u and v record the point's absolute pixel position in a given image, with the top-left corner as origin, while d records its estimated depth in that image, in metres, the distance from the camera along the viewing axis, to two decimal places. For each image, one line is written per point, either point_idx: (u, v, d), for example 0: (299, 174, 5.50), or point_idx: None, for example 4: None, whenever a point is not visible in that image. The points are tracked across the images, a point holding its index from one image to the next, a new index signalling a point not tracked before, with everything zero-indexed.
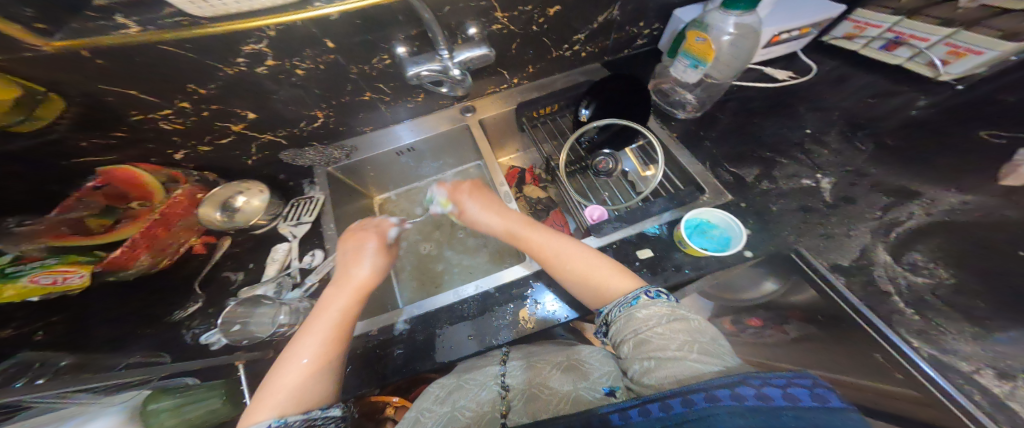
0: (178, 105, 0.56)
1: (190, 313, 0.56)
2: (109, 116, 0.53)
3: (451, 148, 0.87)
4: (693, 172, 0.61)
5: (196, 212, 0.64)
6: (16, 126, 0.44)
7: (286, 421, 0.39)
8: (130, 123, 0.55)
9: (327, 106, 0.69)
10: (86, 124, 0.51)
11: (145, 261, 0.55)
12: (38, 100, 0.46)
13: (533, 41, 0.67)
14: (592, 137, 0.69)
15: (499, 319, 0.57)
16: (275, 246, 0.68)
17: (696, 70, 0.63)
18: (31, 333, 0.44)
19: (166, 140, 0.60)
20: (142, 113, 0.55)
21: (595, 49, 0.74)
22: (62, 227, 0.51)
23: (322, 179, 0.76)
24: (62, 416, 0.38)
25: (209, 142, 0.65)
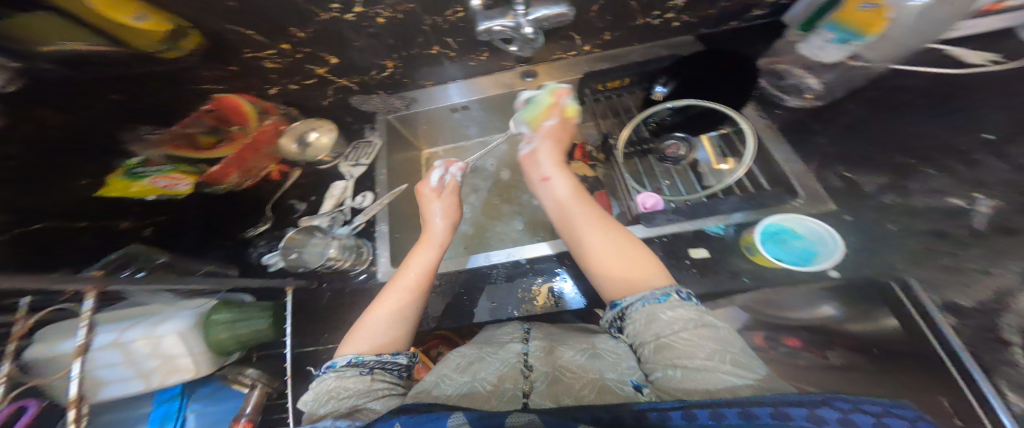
0: (280, 46, 0.59)
1: (261, 232, 0.66)
2: (226, 50, 0.56)
3: (504, 111, 0.84)
4: (790, 172, 0.53)
5: (277, 141, 0.71)
6: (161, 55, 0.49)
7: (363, 360, 0.44)
8: (240, 58, 0.59)
9: (396, 56, 0.69)
10: (208, 56, 0.55)
11: (233, 179, 0.64)
12: (177, 36, 0.50)
13: (619, 5, 0.59)
14: (663, 118, 0.63)
15: (520, 291, 0.63)
16: (333, 183, 0.75)
17: (843, 45, 0.50)
18: (145, 227, 0.52)
19: (263, 76, 0.64)
20: (251, 52, 0.58)
21: (692, 19, 0.63)
22: (179, 141, 0.56)
23: (381, 127, 0.80)
24: (146, 318, 0.45)
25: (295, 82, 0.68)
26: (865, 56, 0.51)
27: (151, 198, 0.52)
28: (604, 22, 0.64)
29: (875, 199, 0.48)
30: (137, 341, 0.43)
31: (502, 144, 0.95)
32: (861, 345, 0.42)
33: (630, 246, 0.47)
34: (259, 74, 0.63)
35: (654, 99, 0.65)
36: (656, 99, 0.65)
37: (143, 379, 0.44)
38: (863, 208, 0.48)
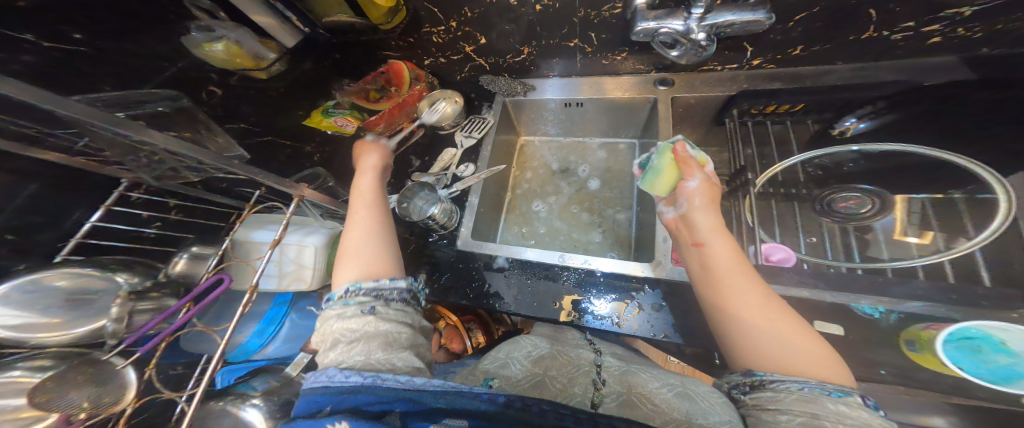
0: (448, 23, 0.69)
1: None
2: (412, 25, 0.71)
3: (621, 115, 0.81)
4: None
5: (418, 105, 0.78)
6: (383, 24, 0.70)
7: (360, 289, 0.41)
8: (419, 33, 0.73)
9: (535, 44, 0.72)
10: (402, 32, 0.73)
11: (379, 130, 0.76)
12: (397, 11, 0.68)
13: (840, 11, 0.50)
14: (843, 163, 0.53)
15: (593, 301, 0.59)
16: (445, 149, 0.81)
17: None
18: (314, 153, 0.72)
19: (426, 48, 0.76)
20: (428, 27, 0.71)
21: (939, 41, 0.51)
22: (359, 93, 0.76)
23: (497, 107, 0.83)
24: (301, 229, 0.57)
25: (446, 56, 0.78)
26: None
27: (331, 131, 0.74)
28: (796, 33, 0.56)
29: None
30: (291, 245, 0.55)
31: (598, 150, 0.93)
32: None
33: (806, 333, 0.33)
34: (426, 47, 0.75)
35: (839, 134, 0.56)
36: (841, 134, 0.56)
37: (279, 279, 0.55)
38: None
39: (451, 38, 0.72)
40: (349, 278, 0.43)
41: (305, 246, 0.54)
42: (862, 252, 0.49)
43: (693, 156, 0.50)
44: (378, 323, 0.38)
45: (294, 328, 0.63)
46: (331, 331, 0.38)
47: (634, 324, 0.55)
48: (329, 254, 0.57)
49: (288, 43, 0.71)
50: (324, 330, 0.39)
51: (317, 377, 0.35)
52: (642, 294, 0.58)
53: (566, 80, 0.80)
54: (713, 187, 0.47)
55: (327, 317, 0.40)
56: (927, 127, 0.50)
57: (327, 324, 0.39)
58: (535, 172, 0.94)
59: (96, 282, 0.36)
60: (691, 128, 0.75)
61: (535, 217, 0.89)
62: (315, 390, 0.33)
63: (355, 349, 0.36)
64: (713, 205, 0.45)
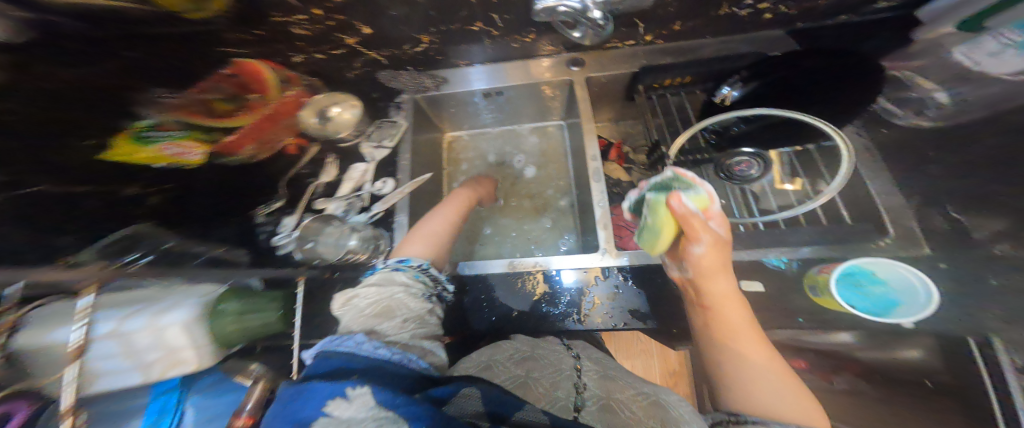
0: (310, 11, 0.55)
1: (274, 209, 0.61)
2: (253, 11, 0.53)
3: (543, 100, 0.79)
4: (884, 207, 0.46)
5: (298, 114, 0.66)
6: (188, 14, 0.49)
7: (429, 269, 0.55)
8: (269, 22, 0.56)
9: (434, 31, 0.63)
10: (236, 19, 0.53)
11: (247, 151, 0.59)
12: None
13: None
14: (729, 127, 0.56)
15: (546, 303, 0.57)
16: (353, 165, 0.70)
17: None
18: (150, 195, 0.45)
19: (291, 42, 0.60)
20: (280, 15, 0.55)
21: (783, 13, 0.57)
22: (195, 106, 0.53)
23: (408, 106, 0.74)
24: (146, 305, 0.35)
25: (321, 50, 0.64)
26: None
27: (161, 165, 0.48)
28: (674, 8, 0.58)
29: (988, 249, 0.37)
30: (138, 332, 0.33)
31: (529, 136, 0.89)
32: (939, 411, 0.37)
33: (814, 408, 0.33)
34: (290, 40, 0.60)
35: (720, 103, 0.59)
36: (722, 103, 0.59)
37: (141, 371, 0.35)
38: (964, 258, 0.39)
39: (324, 28, 0.59)
40: (415, 252, 0.58)
41: (165, 329, 0.35)
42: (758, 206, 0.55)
43: (694, 209, 0.39)
44: (427, 311, 0.49)
45: (198, 417, 0.41)
46: (395, 302, 0.47)
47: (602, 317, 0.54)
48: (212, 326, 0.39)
49: None
50: (386, 296, 0.48)
51: (338, 341, 0.39)
52: (599, 283, 0.56)
53: (488, 66, 0.73)
54: (726, 248, 0.41)
55: (396, 283, 0.51)
56: (805, 84, 0.54)
57: (392, 295, 0.48)
58: (468, 168, 0.88)
59: None
60: (607, 107, 0.78)
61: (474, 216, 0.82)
62: (336, 353, 0.36)
63: (406, 325, 0.45)
64: (723, 267, 0.41)
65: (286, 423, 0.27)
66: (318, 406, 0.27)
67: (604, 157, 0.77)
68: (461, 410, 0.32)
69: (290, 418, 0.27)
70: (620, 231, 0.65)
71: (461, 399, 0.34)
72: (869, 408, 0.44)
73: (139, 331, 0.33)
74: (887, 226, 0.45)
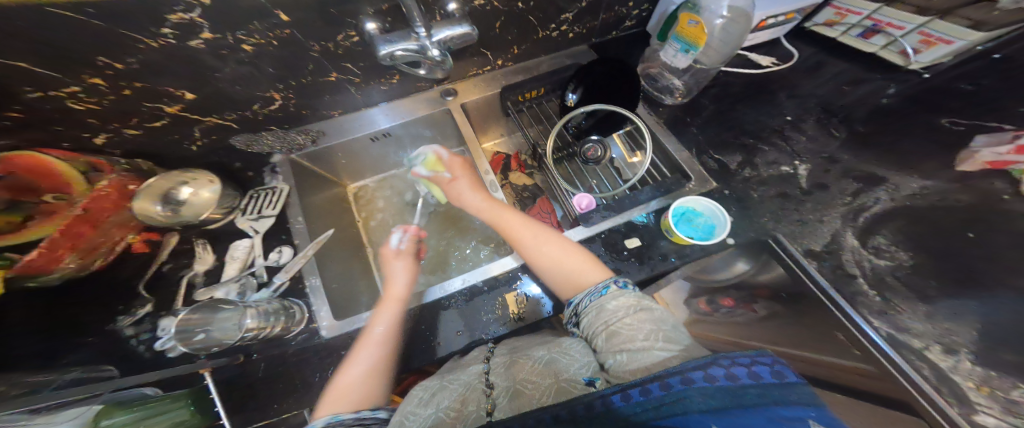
0: (87, 82, 0.47)
1: (141, 317, 0.53)
2: None
3: (433, 132, 0.83)
4: (680, 159, 0.62)
5: (130, 206, 0.56)
6: None
7: (341, 419, 0.39)
8: (24, 101, 0.46)
9: (283, 87, 0.61)
10: None
11: (69, 263, 0.49)
12: None
13: (520, 21, 0.63)
14: (580, 122, 0.68)
15: (485, 313, 0.57)
16: (234, 243, 0.63)
17: (686, 54, 0.63)
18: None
19: (78, 121, 0.51)
20: (41, 90, 0.45)
21: (582, 30, 0.71)
22: None
23: (285, 167, 0.70)
24: None
25: (134, 125, 0.56)
26: (704, 60, 0.67)
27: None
28: (511, 36, 0.67)
29: (740, 174, 0.59)
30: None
31: None
32: (768, 294, 0.51)
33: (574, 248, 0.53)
34: (70, 119, 0.50)
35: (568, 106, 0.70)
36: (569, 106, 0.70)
37: None
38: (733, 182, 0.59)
39: (121, 100, 0.51)
40: (331, 409, 0.42)
41: None
42: (622, 178, 0.67)
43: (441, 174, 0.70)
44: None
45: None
46: None
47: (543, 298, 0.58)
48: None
49: None
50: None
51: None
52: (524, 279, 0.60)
53: (391, 105, 0.76)
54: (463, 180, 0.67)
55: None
56: (620, 81, 0.68)
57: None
58: (384, 214, 0.87)
59: None
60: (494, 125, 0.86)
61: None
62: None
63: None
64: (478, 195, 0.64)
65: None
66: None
67: (507, 169, 0.86)
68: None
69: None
70: None
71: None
72: None
73: None
74: (690, 172, 0.60)
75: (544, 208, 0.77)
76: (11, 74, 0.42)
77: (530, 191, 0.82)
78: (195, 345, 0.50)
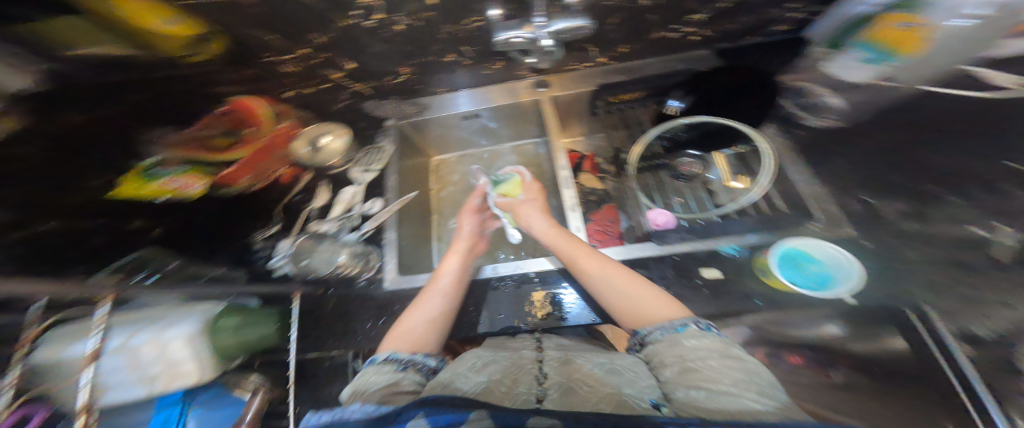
0: (298, 49, 0.62)
1: (269, 235, 0.65)
2: (243, 54, 0.59)
3: (515, 121, 0.86)
4: (806, 195, 0.53)
5: (289, 145, 0.72)
6: (191, 58, 0.53)
7: (399, 358, 0.47)
8: (258, 62, 0.62)
9: (411, 63, 0.70)
10: (228, 61, 0.59)
11: (245, 182, 0.64)
12: (206, 38, 0.55)
13: (637, 18, 0.60)
14: (676, 134, 0.64)
15: (524, 304, 0.59)
16: (343, 189, 0.75)
17: (877, 64, 0.51)
18: (154, 227, 0.49)
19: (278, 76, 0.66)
20: (270, 55, 0.62)
21: (710, 33, 0.64)
22: (194, 144, 0.57)
23: (392, 133, 0.80)
24: (149, 323, 0.42)
25: (308, 82, 0.70)
26: (900, 76, 0.48)
27: (158, 199, 0.49)
28: (620, 34, 0.64)
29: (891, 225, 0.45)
30: (143, 346, 0.40)
31: (509, 156, 0.95)
32: (859, 365, 0.41)
33: (638, 279, 0.50)
34: (276, 77, 0.66)
35: (669, 112, 0.68)
36: (670, 112, 0.68)
37: (146, 384, 0.42)
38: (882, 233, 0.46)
39: (310, 61, 0.66)
40: (392, 346, 0.49)
41: (167, 343, 0.42)
42: (712, 203, 0.60)
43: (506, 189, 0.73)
44: (401, 378, 0.44)
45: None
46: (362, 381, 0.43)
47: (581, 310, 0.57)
48: (211, 340, 0.46)
49: (11, 86, 0.38)
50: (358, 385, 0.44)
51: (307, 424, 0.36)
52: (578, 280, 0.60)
53: (472, 91, 0.80)
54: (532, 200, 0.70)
55: (367, 374, 0.45)
56: (736, 93, 0.62)
57: (365, 379, 0.44)
58: (454, 188, 0.91)
59: None
60: (573, 122, 0.81)
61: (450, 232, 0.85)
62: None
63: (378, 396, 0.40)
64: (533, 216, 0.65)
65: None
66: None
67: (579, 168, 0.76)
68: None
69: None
70: (598, 235, 0.66)
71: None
72: None
73: (145, 344, 0.40)
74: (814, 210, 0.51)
75: (607, 216, 0.69)
76: (253, 39, 0.58)
77: (597, 196, 0.72)
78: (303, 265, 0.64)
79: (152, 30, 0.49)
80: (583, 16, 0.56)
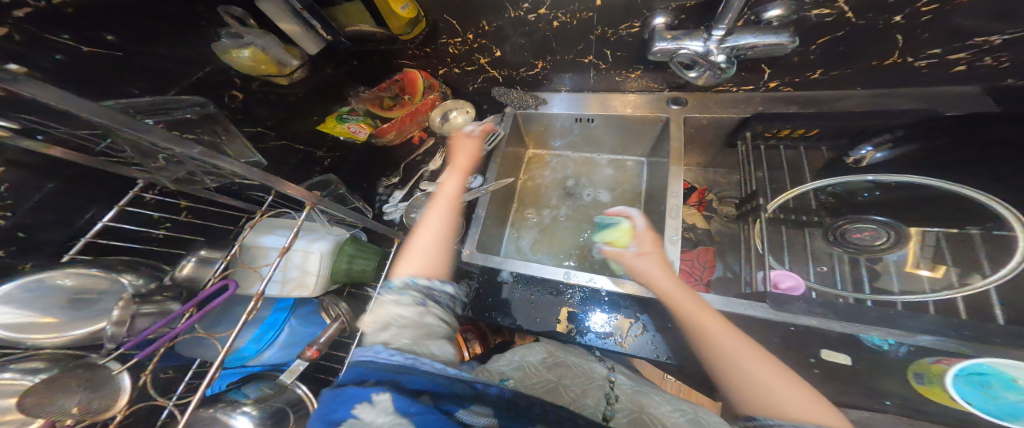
0: (465, 35, 0.70)
1: (390, 185, 0.75)
2: (431, 34, 0.71)
3: (627, 133, 0.83)
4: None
5: (429, 113, 0.80)
6: (404, 35, 0.69)
7: (416, 283, 0.49)
8: (435, 43, 0.73)
9: (549, 59, 0.73)
10: (422, 42, 0.72)
11: (390, 137, 0.77)
12: (417, 21, 0.67)
13: (850, 41, 0.52)
14: (860, 192, 0.53)
15: (572, 310, 0.60)
16: (454, 159, 0.82)
17: None
18: (326, 158, 0.71)
19: (440, 55, 0.76)
20: (445, 37, 0.71)
21: (952, 74, 0.52)
22: (374, 100, 0.77)
23: (509, 119, 0.84)
24: (309, 234, 0.55)
25: (462, 65, 0.79)
26: None
27: (342, 137, 0.73)
28: (812, 58, 0.57)
29: None
30: (296, 252, 0.52)
31: (605, 167, 0.93)
32: None
33: (786, 379, 0.38)
34: (441, 57, 0.76)
35: (856, 161, 0.56)
36: (858, 160, 0.56)
37: (283, 284, 0.53)
38: None
39: (467, 51, 0.74)
40: (406, 273, 0.52)
41: (310, 252, 0.53)
42: (871, 285, 0.49)
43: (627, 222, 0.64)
44: (424, 312, 0.46)
45: (291, 335, 0.59)
46: (387, 314, 0.44)
47: (633, 344, 0.55)
48: (332, 263, 0.56)
49: (310, 50, 0.70)
50: (378, 313, 0.45)
51: (357, 355, 0.39)
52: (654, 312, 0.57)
53: (574, 94, 0.82)
54: (648, 254, 0.56)
55: (383, 301, 0.47)
56: (977, 157, 0.46)
57: (384, 308, 0.45)
58: (545, 181, 0.94)
59: (101, 282, 0.36)
60: (700, 147, 0.77)
61: (534, 221, 0.89)
62: (355, 363, 0.38)
63: (407, 334, 0.42)
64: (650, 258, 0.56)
65: (319, 423, 0.30)
66: (348, 409, 0.31)
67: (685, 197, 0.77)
68: (473, 420, 0.33)
69: (319, 420, 0.31)
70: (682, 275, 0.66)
71: (472, 410, 0.34)
72: None
73: (301, 247, 0.52)
74: None
75: (703, 259, 0.68)
76: (435, 24, 0.69)
77: (697, 233, 0.73)
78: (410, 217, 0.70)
79: (382, 12, 0.64)
80: (784, 31, 0.48)
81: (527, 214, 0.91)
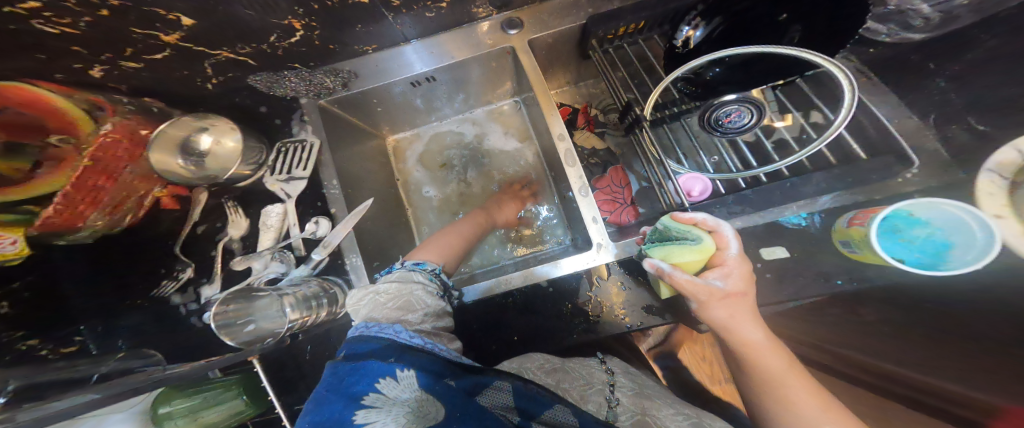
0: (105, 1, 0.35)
1: (182, 285, 0.49)
2: None
3: (475, 77, 0.67)
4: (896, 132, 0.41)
5: (145, 156, 0.46)
6: None
7: (442, 275, 0.53)
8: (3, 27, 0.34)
9: (308, 12, 0.46)
10: None
11: (96, 220, 0.41)
12: None
13: None
14: (708, 73, 0.46)
15: (526, 305, 0.54)
16: (267, 209, 0.56)
17: None
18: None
19: (60, 50, 0.38)
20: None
21: None
22: None
23: (314, 116, 0.59)
24: None
25: (130, 56, 0.43)
26: None
27: None
28: None
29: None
30: None
31: (486, 123, 0.80)
32: None
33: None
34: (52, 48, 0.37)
35: (677, 46, 0.49)
36: (680, 45, 0.49)
37: None
38: None
39: (104, 21, 0.38)
40: (422, 257, 0.56)
41: None
42: (746, 144, 0.50)
43: (699, 225, 0.35)
44: (444, 308, 0.47)
45: None
46: (414, 297, 0.45)
47: (622, 313, 0.50)
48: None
49: None
50: (405, 290, 0.46)
51: (375, 328, 0.40)
52: (602, 282, 0.52)
53: (422, 44, 0.60)
54: (734, 298, 0.33)
55: (412, 280, 0.48)
56: None
57: (411, 289, 0.46)
58: (423, 163, 0.80)
59: None
60: (560, 70, 0.67)
61: (426, 212, 0.77)
62: (375, 337, 0.39)
63: (427, 318, 0.44)
64: (748, 315, 0.34)
65: (342, 396, 0.32)
66: (371, 383, 0.33)
67: (572, 126, 0.70)
68: (492, 402, 0.35)
69: (340, 394, 0.33)
70: (609, 206, 0.62)
71: (492, 391, 0.36)
72: (899, 336, 0.45)
73: None
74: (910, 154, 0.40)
75: (616, 180, 0.65)
76: None
77: (599, 157, 0.69)
78: (246, 338, 0.43)
79: None
80: None
81: (422, 197, 0.78)
